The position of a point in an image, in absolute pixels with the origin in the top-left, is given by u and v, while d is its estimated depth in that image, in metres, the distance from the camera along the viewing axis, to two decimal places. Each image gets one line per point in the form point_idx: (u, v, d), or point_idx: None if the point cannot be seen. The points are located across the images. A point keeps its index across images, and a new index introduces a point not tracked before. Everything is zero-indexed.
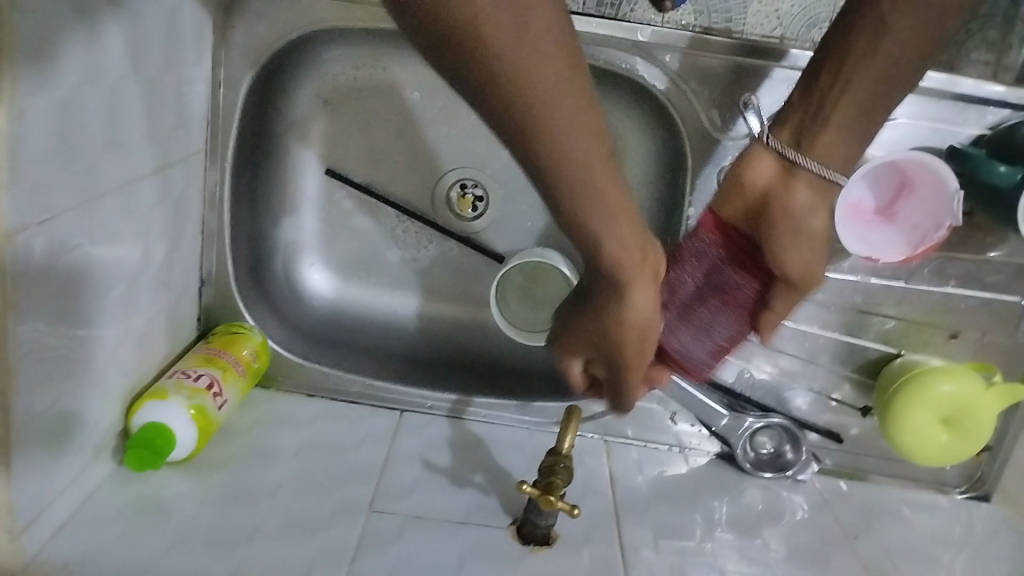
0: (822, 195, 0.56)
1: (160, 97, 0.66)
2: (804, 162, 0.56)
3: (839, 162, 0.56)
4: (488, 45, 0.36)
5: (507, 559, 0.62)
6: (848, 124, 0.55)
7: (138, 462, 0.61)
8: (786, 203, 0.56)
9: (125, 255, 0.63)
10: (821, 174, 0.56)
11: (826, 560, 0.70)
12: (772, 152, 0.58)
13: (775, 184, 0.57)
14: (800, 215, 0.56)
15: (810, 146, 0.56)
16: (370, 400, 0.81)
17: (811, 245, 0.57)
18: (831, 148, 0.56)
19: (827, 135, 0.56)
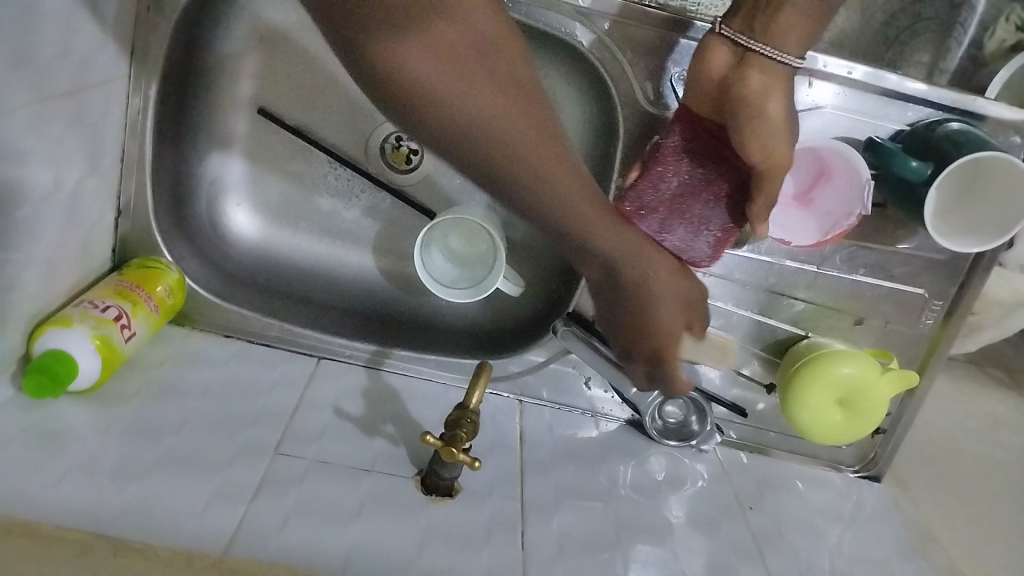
0: (778, 79, 0.61)
1: (80, 14, 0.63)
2: (756, 45, 0.61)
3: (791, 53, 0.61)
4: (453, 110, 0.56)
5: (409, 508, 0.63)
6: (802, 8, 0.61)
7: (36, 389, 0.60)
8: (744, 89, 0.62)
9: (35, 176, 0.61)
10: (775, 57, 0.61)
11: (719, 527, 0.73)
12: (725, 41, 0.64)
13: (732, 70, 0.63)
14: (760, 102, 0.61)
15: (763, 31, 0.62)
16: (288, 346, 0.80)
17: (776, 131, 0.62)
18: (788, 29, 0.61)
19: (783, 17, 0.61)
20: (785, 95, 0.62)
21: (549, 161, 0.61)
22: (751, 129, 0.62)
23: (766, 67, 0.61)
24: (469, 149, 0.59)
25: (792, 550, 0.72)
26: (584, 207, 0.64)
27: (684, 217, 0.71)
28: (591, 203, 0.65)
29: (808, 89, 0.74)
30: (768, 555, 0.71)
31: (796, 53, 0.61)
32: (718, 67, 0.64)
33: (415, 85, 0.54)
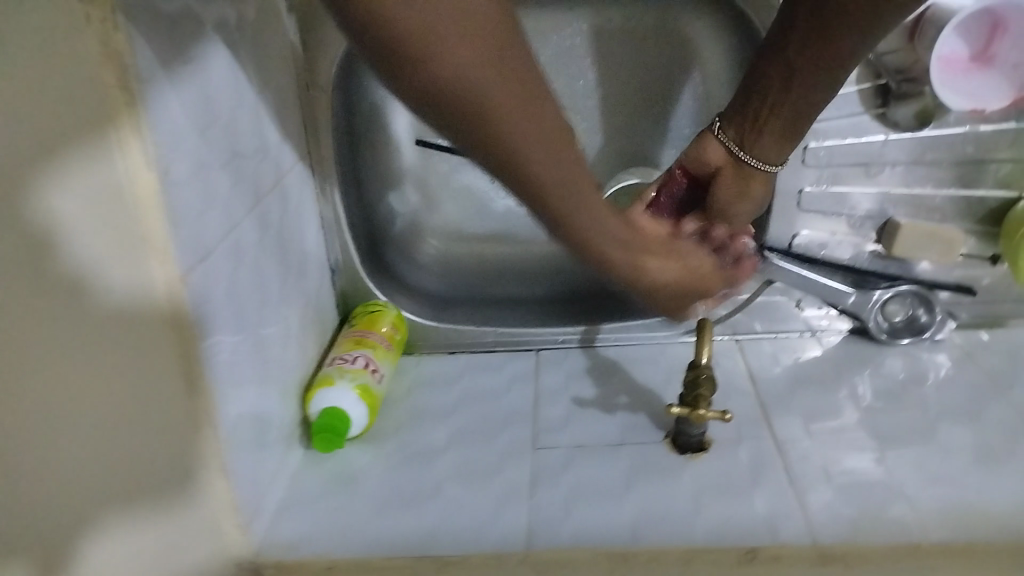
0: (764, 181, 0.70)
1: (264, 116, 0.70)
2: (748, 159, 0.68)
3: (775, 127, 0.66)
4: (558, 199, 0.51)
5: (670, 468, 0.66)
6: (777, 133, 0.66)
7: (324, 444, 0.69)
8: (732, 185, 0.70)
9: (268, 266, 0.69)
10: (760, 168, 0.68)
11: (978, 413, 0.71)
12: (720, 141, 0.68)
13: (726, 168, 0.69)
14: (736, 198, 0.71)
15: (752, 147, 0.67)
16: (508, 346, 0.86)
17: (748, 210, 0.72)
18: (768, 150, 0.67)
19: (763, 140, 0.66)
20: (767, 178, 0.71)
21: (563, 177, 0.50)
22: (730, 205, 0.71)
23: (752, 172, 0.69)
24: (566, 208, 0.52)
25: None
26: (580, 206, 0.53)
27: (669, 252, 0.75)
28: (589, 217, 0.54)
29: None
30: None
31: (776, 163, 0.68)
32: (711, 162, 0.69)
33: (561, 217, 0.53)
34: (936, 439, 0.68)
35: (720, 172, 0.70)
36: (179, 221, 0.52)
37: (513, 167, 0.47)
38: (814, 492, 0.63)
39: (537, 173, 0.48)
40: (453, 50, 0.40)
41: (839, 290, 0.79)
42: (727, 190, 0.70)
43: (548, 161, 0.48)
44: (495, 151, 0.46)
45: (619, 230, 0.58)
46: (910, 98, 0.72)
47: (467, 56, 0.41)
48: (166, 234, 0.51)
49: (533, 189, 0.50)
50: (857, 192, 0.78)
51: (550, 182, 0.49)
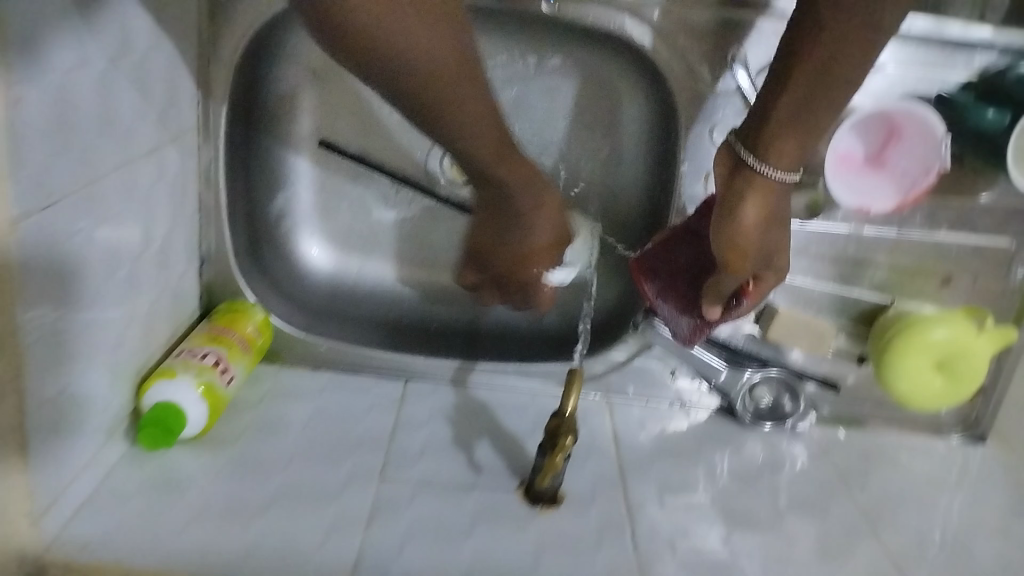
0: (772, 198, 0.60)
1: (150, 79, 0.65)
2: (761, 168, 0.59)
3: (794, 97, 0.56)
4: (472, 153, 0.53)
5: (519, 519, 0.64)
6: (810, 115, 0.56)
7: (151, 441, 0.63)
8: (731, 200, 0.61)
9: (124, 239, 0.63)
10: (771, 176, 0.59)
11: (825, 507, 0.72)
12: (729, 149, 0.62)
13: (727, 182, 0.62)
14: (739, 214, 0.61)
15: (765, 153, 0.59)
16: (376, 370, 0.82)
17: (757, 232, 0.61)
18: (780, 153, 0.58)
19: (784, 142, 0.58)
20: (767, 202, 0.60)
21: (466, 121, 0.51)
22: (733, 223, 0.61)
23: (759, 184, 0.60)
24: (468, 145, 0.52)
25: (899, 524, 0.72)
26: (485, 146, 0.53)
27: (680, 292, 0.74)
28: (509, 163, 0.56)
29: None
30: (876, 531, 0.70)
31: (790, 170, 0.59)
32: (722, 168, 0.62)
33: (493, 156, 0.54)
34: (782, 526, 0.69)
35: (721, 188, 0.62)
36: (24, 159, 0.48)
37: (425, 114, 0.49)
38: (656, 562, 0.62)
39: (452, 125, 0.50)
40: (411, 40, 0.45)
41: (712, 363, 0.81)
42: (731, 201, 0.61)
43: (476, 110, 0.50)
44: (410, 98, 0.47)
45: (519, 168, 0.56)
46: (805, 187, 0.76)
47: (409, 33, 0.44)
48: (3, 169, 0.46)
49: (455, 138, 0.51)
50: None
51: (466, 120, 0.50)
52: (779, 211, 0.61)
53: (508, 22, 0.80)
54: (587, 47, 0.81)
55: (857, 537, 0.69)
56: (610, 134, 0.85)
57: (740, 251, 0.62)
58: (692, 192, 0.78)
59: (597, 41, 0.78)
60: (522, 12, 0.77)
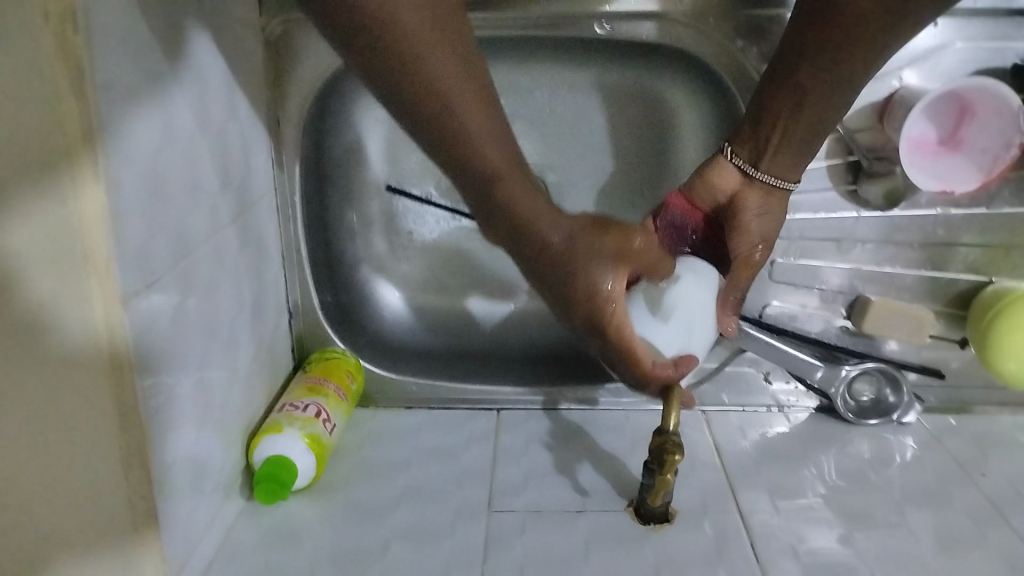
0: (777, 205, 0.67)
1: (229, 147, 0.67)
2: (762, 176, 0.66)
3: (780, 127, 0.64)
4: (482, 172, 0.53)
5: (633, 538, 0.63)
6: (798, 141, 0.64)
7: (266, 494, 0.64)
8: (743, 210, 0.67)
9: (221, 303, 0.65)
10: (774, 185, 0.66)
11: (946, 498, 0.69)
12: (731, 164, 0.67)
13: (742, 191, 0.67)
14: (754, 220, 0.66)
15: (767, 165, 0.65)
16: (468, 404, 0.83)
17: (763, 231, 0.67)
18: (783, 168, 0.66)
19: (782, 154, 0.65)
20: (774, 213, 0.67)
21: (486, 135, 0.52)
22: (737, 233, 0.67)
23: (761, 188, 0.66)
24: (476, 163, 0.53)
25: None
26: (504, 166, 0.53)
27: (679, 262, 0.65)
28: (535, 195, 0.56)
29: (934, 30, 0.71)
30: (1004, 517, 0.67)
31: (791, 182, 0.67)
32: (726, 185, 0.68)
33: (507, 190, 0.54)
34: (902, 521, 0.66)
35: (733, 197, 0.67)
36: (127, 240, 0.50)
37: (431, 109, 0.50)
38: (778, 569, 0.60)
39: (452, 132, 0.51)
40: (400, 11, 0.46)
41: (809, 363, 0.77)
42: (739, 215, 0.67)
43: (478, 114, 0.51)
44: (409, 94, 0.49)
45: (539, 201, 0.56)
46: (880, 176, 0.73)
47: (418, 28, 0.47)
48: (111, 255, 0.48)
49: (467, 151, 0.52)
50: (827, 267, 0.78)
51: (468, 128, 0.51)
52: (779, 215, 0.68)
53: (563, 50, 0.81)
54: (640, 65, 0.81)
55: (986, 526, 0.66)
56: (670, 150, 0.85)
57: (753, 256, 0.66)
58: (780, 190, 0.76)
59: (650, 54, 0.79)
60: (575, 37, 0.77)
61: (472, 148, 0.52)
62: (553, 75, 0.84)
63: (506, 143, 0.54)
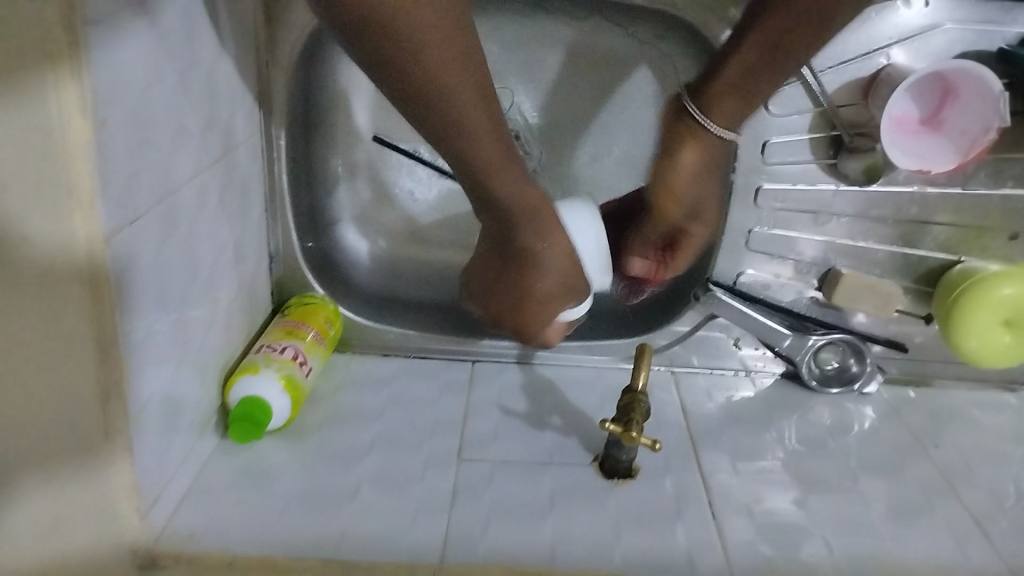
0: (711, 151, 0.68)
1: (216, 87, 0.67)
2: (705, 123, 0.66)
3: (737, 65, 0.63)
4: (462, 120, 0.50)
5: (596, 493, 0.65)
6: (730, 101, 0.65)
7: (242, 433, 0.66)
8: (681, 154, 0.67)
9: (202, 244, 0.66)
10: (715, 134, 0.66)
11: (898, 467, 0.72)
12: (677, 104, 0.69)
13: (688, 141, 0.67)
14: (686, 171, 0.68)
15: (711, 109, 0.66)
16: (443, 353, 0.85)
17: (697, 180, 0.68)
18: (719, 111, 0.66)
19: (725, 104, 0.65)
20: (705, 157, 0.67)
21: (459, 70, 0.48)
22: (667, 177, 0.68)
23: (696, 139, 0.67)
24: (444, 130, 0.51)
25: (975, 480, 0.72)
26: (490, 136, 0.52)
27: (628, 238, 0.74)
28: (490, 126, 0.52)
29: (923, 9, 0.71)
30: (951, 488, 0.70)
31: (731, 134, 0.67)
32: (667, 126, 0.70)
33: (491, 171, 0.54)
34: (855, 488, 0.69)
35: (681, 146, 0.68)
36: (111, 176, 0.50)
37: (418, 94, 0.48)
38: (733, 527, 0.63)
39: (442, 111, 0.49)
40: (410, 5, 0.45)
41: (778, 330, 0.79)
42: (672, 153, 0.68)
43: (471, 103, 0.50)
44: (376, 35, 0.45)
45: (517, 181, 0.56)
46: (862, 152, 0.74)
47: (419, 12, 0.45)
48: (95, 186, 0.48)
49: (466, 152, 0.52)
50: (803, 238, 0.79)
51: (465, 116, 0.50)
52: (718, 156, 0.68)
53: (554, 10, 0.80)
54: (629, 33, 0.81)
55: (933, 496, 0.69)
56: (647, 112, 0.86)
57: (673, 197, 0.69)
58: (769, 161, 0.76)
59: (642, 20, 0.78)
60: None
61: (467, 140, 0.52)
62: (544, 34, 0.83)
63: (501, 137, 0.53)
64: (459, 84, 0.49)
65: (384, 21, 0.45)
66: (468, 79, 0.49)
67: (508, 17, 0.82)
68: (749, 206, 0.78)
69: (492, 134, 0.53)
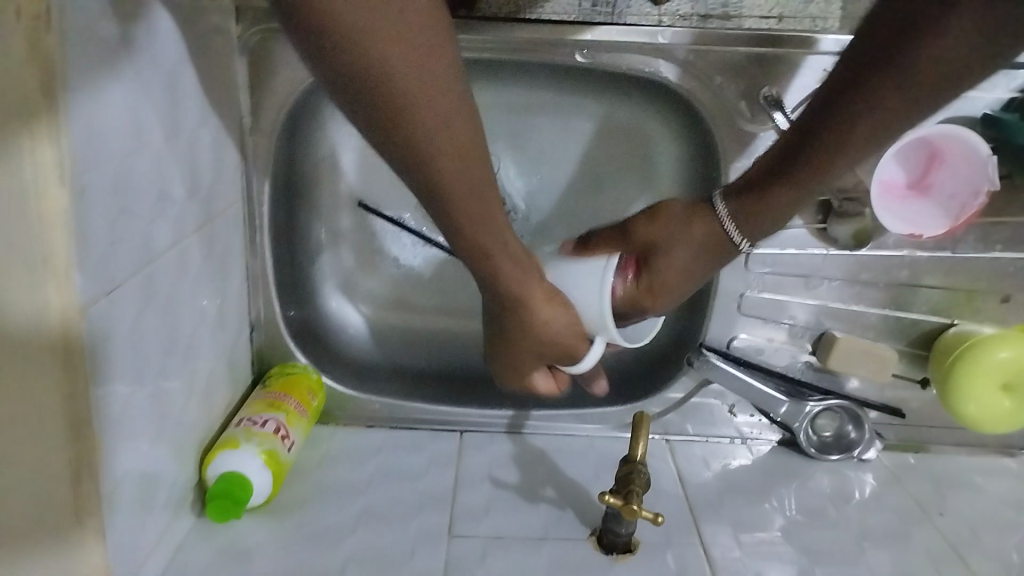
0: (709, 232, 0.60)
1: (199, 154, 0.66)
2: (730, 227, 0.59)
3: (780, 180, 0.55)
4: (455, 218, 0.51)
5: (595, 570, 0.62)
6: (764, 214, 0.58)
7: (219, 512, 0.63)
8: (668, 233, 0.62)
9: (181, 314, 0.63)
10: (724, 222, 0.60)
11: (905, 537, 0.70)
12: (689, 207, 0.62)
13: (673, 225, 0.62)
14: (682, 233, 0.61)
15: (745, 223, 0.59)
16: (428, 424, 0.81)
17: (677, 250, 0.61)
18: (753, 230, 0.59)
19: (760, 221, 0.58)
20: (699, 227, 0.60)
21: (471, 183, 0.49)
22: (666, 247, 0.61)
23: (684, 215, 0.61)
24: (466, 237, 0.52)
25: (982, 549, 0.69)
26: (501, 240, 0.54)
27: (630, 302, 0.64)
28: (506, 254, 0.55)
29: None
30: (960, 558, 0.68)
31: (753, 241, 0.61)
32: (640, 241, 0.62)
33: (491, 225, 0.52)
34: (862, 560, 0.67)
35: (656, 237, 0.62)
36: (88, 245, 0.48)
37: (430, 184, 0.48)
38: None
39: (476, 227, 0.52)
40: (404, 80, 0.43)
41: (774, 396, 0.77)
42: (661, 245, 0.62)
43: (484, 200, 0.51)
44: (407, 153, 0.46)
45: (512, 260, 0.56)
46: (850, 217, 0.74)
47: (410, 77, 0.43)
48: (70, 255, 0.46)
49: (463, 221, 0.51)
50: (796, 302, 0.78)
51: (458, 178, 0.48)
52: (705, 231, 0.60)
53: (587, 82, 0.81)
54: (679, 128, 0.81)
55: (943, 567, 0.67)
56: (604, 156, 0.86)
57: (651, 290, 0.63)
58: None
59: (630, 84, 0.79)
60: (552, 65, 0.77)
61: (460, 215, 0.50)
62: (579, 103, 0.83)
63: (488, 204, 0.51)
64: (460, 179, 0.48)
65: (422, 159, 0.46)
66: (456, 157, 0.47)
67: (493, 85, 0.82)
68: (741, 271, 0.77)
69: (507, 264, 0.56)
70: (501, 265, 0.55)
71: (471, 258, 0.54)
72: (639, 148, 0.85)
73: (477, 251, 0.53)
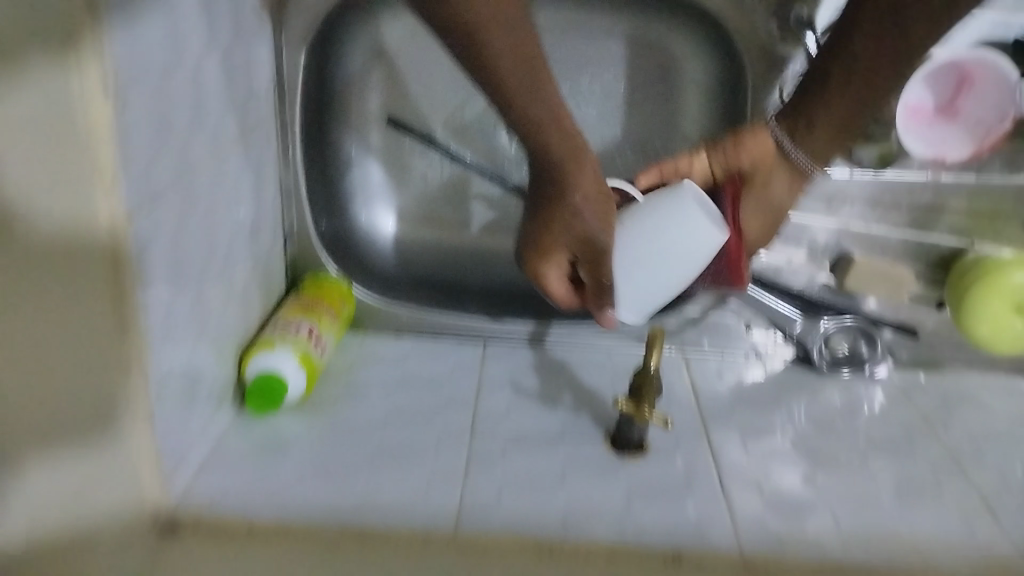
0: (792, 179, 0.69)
1: (234, 68, 0.68)
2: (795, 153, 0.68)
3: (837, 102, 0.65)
4: (483, 42, 0.53)
5: (607, 468, 0.66)
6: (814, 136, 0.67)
7: (257, 404, 0.68)
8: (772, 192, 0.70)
9: (219, 222, 0.67)
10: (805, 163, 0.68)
11: (909, 447, 0.73)
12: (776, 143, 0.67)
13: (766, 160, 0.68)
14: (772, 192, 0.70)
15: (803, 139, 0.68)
16: (453, 334, 0.85)
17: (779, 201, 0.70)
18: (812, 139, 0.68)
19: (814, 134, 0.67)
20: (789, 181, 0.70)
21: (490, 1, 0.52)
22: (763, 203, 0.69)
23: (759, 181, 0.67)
24: (495, 75, 0.55)
25: (983, 461, 0.72)
26: (530, 83, 0.56)
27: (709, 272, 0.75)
28: (543, 99, 0.57)
29: None
30: (961, 468, 0.71)
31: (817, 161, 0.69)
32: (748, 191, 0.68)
33: (521, 61, 0.55)
34: (866, 466, 0.70)
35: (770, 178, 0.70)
36: (131, 153, 0.51)
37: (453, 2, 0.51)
38: (744, 502, 0.63)
39: (500, 60, 0.54)
40: None
41: (787, 313, 0.82)
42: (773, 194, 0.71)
43: (510, 32, 0.53)
44: None
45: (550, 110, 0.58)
46: (874, 140, 0.75)
47: None
48: (114, 167, 0.49)
49: (489, 53, 0.53)
50: (816, 223, 0.80)
51: None
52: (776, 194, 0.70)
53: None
54: (714, 61, 0.80)
55: (943, 474, 0.70)
56: None
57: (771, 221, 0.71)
58: None
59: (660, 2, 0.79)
60: None
61: (489, 39, 0.53)
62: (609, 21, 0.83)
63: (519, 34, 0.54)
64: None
65: None
66: None
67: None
68: None
69: (546, 112, 0.58)
70: (535, 114, 0.57)
71: (502, 104, 0.57)
72: (663, 82, 0.84)
73: (507, 91, 0.56)
